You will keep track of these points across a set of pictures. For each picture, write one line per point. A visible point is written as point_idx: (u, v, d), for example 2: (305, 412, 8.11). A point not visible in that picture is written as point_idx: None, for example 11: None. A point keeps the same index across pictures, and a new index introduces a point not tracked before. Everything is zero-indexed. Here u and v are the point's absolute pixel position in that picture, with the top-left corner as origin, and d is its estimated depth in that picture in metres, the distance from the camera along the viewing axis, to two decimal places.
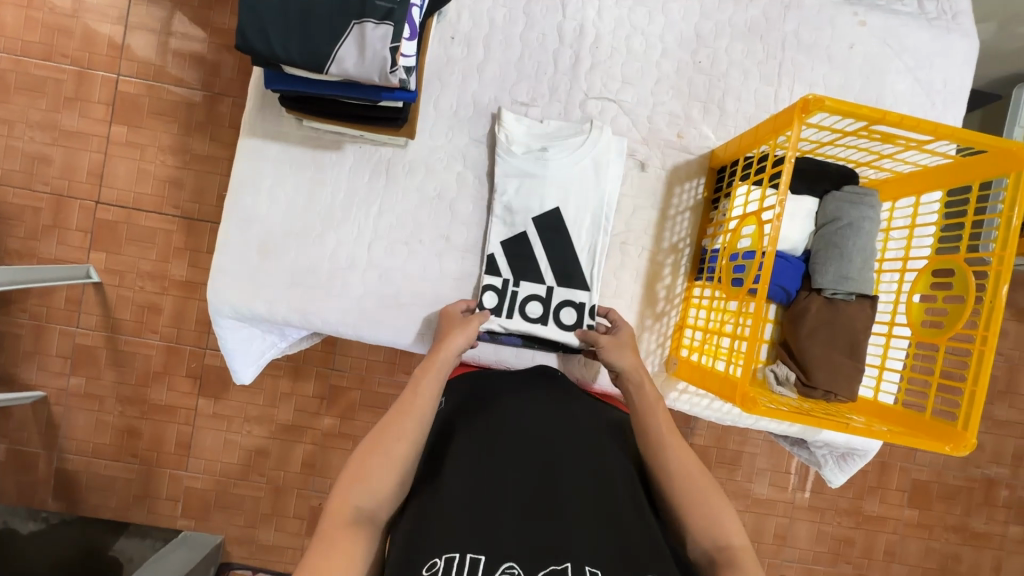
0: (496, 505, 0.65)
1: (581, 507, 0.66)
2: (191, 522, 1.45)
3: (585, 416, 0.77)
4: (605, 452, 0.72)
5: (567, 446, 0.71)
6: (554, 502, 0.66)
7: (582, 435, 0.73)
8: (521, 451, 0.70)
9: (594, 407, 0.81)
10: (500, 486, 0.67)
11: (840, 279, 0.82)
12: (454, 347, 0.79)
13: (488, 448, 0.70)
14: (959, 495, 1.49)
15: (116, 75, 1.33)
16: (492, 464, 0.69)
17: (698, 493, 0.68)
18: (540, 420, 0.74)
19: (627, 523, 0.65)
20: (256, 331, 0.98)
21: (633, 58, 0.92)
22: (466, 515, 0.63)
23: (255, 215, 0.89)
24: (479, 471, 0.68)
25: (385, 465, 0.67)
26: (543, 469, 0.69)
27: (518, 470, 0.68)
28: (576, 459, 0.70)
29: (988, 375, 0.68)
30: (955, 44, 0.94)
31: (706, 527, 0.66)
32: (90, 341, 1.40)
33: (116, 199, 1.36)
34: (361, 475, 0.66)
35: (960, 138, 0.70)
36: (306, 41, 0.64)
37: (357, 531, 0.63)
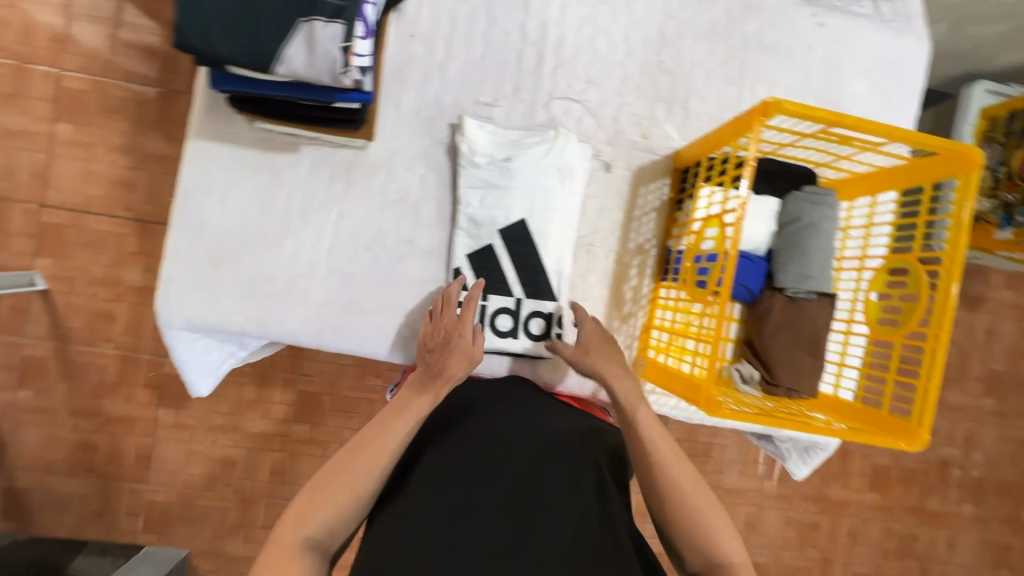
0: (464, 522, 0.64)
1: (551, 522, 0.66)
2: (154, 536, 1.40)
3: (561, 426, 0.76)
4: (581, 461, 0.71)
5: (542, 458, 0.70)
6: (522, 522, 0.65)
7: (557, 445, 0.72)
8: (491, 465, 0.69)
9: (571, 416, 0.80)
10: (470, 501, 0.66)
11: (802, 279, 0.84)
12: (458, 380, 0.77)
13: (460, 461, 0.70)
14: (915, 478, 1.55)
15: (58, 69, 1.25)
16: (463, 479, 0.68)
17: (697, 514, 0.66)
18: (514, 432, 0.73)
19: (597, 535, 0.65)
20: (212, 341, 0.94)
21: (597, 58, 0.91)
22: (432, 533, 0.63)
23: (207, 222, 0.85)
24: (450, 486, 0.67)
25: (350, 494, 0.64)
26: (516, 483, 0.68)
27: (490, 484, 0.68)
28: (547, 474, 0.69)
29: (940, 370, 0.70)
30: (908, 46, 0.96)
31: (699, 545, 0.65)
32: (37, 352, 1.32)
33: (63, 201, 1.28)
34: (322, 499, 0.63)
35: (912, 140, 0.72)
36: (251, 41, 0.61)
37: (304, 560, 0.59)
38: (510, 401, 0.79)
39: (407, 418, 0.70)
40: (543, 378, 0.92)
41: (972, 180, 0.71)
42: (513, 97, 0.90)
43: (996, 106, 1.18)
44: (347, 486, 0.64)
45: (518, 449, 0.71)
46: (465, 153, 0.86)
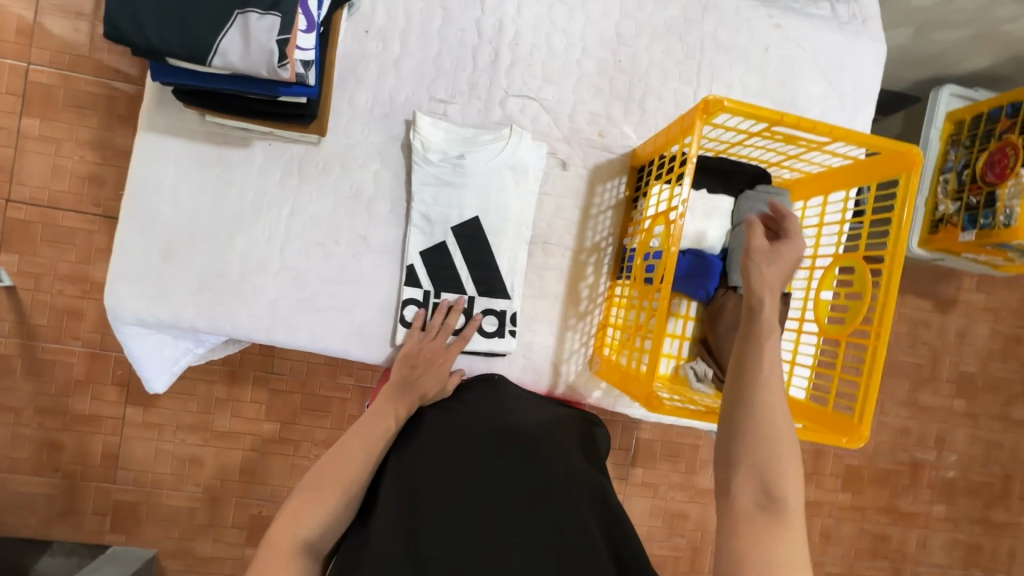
0: (429, 522, 0.66)
1: (511, 510, 0.68)
2: (121, 536, 1.38)
3: (522, 417, 0.79)
4: (542, 448, 0.73)
5: (499, 448, 0.73)
6: (487, 520, 0.67)
7: (518, 435, 0.75)
8: (452, 468, 0.71)
9: (537, 406, 0.82)
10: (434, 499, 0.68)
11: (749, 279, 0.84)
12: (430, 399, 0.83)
13: (424, 460, 0.72)
14: (888, 478, 1.56)
15: (25, 64, 1.24)
16: (426, 477, 0.70)
17: (776, 437, 0.60)
18: (476, 432, 0.75)
19: (563, 519, 0.67)
20: (166, 337, 0.93)
21: (554, 56, 0.91)
22: (398, 535, 0.65)
23: (158, 216, 0.84)
24: (415, 487, 0.70)
25: (341, 496, 0.67)
26: (477, 475, 0.71)
27: (450, 481, 0.70)
28: (508, 472, 0.71)
29: (880, 368, 0.71)
30: (864, 48, 0.97)
31: (767, 469, 0.58)
32: (2, 350, 1.30)
33: (29, 197, 1.27)
34: (312, 497, 0.66)
35: (854, 140, 0.73)
36: (186, 33, 0.61)
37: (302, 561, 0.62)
38: (472, 398, 0.82)
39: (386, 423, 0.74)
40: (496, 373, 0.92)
41: (911, 181, 0.73)
42: (469, 94, 0.90)
43: (962, 109, 1.18)
44: (329, 485, 0.67)
45: (478, 443, 0.74)
46: (418, 149, 0.86)
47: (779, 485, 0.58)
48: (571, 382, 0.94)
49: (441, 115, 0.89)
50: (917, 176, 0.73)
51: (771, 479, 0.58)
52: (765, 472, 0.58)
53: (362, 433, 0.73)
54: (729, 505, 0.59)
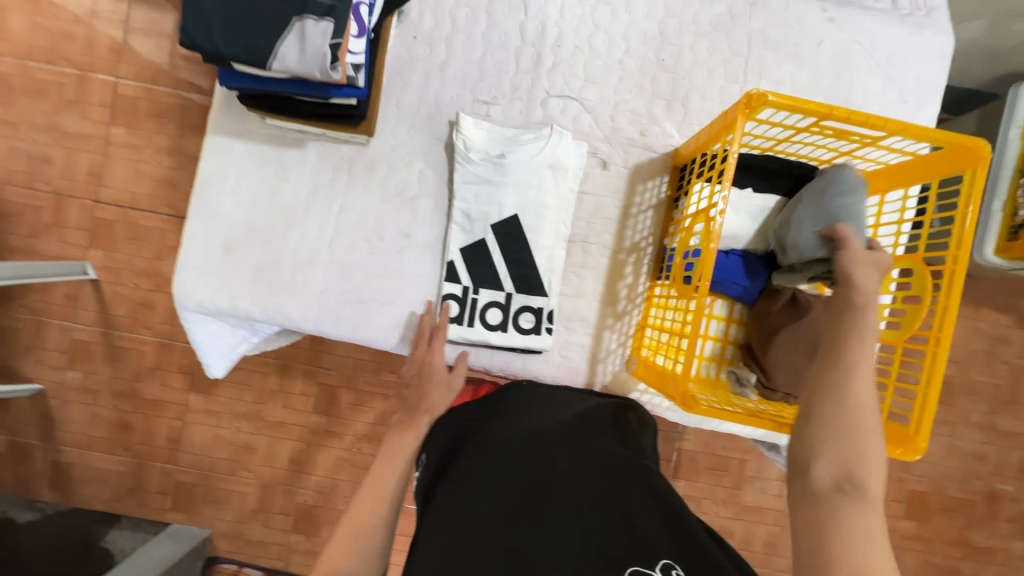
0: (473, 534, 0.65)
1: (556, 507, 0.66)
2: (180, 515, 1.48)
3: (549, 419, 0.78)
4: (572, 445, 0.73)
5: (530, 447, 0.73)
6: (531, 527, 0.65)
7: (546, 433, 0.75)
8: (484, 478, 0.70)
9: (562, 407, 0.82)
10: (478, 509, 0.67)
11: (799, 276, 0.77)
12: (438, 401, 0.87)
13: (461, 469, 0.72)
14: (959, 508, 1.43)
15: (115, 78, 1.37)
16: (465, 486, 0.70)
17: (861, 424, 0.59)
18: (505, 438, 0.75)
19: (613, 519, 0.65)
20: (225, 325, 0.99)
21: (596, 56, 0.92)
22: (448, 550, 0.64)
23: (221, 212, 0.91)
24: (457, 497, 0.69)
25: (368, 537, 0.73)
26: (514, 476, 0.70)
27: (491, 487, 0.69)
28: (541, 471, 0.70)
29: (940, 376, 0.67)
30: (927, 41, 0.91)
31: (849, 456, 0.58)
32: (86, 336, 1.43)
33: (113, 198, 1.40)
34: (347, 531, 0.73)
35: (912, 133, 0.69)
36: (250, 40, 0.67)
37: None
38: (495, 405, 0.84)
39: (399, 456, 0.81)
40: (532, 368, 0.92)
41: (978, 177, 0.68)
42: (511, 95, 0.92)
43: None
44: (357, 520, 0.74)
45: (508, 445, 0.74)
46: (460, 149, 0.88)
47: (862, 469, 0.57)
48: (608, 382, 0.94)
49: (484, 116, 0.92)
50: (984, 171, 0.68)
51: (853, 467, 0.57)
52: (850, 457, 0.58)
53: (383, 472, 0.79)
54: (807, 485, 0.59)
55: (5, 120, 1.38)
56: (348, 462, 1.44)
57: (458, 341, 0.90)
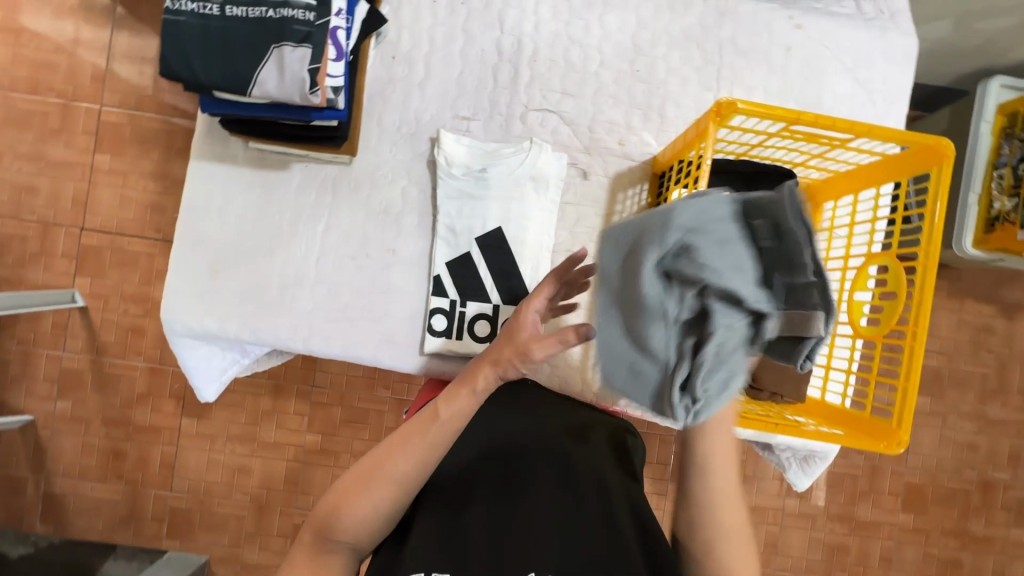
0: (468, 519, 0.70)
1: (545, 538, 0.68)
2: (176, 542, 1.46)
3: (555, 429, 0.77)
4: (574, 468, 0.73)
5: (531, 470, 0.73)
6: (520, 522, 0.69)
7: (548, 453, 0.74)
8: (486, 469, 0.74)
9: (565, 409, 0.81)
10: (469, 528, 0.69)
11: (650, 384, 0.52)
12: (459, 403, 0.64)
13: (458, 483, 0.73)
14: (954, 498, 1.45)
15: (98, 106, 1.38)
16: (458, 507, 0.71)
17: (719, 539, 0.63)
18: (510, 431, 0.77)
19: (595, 551, 0.67)
20: (214, 349, 0.99)
21: (572, 69, 0.94)
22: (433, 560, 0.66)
23: (206, 236, 0.91)
24: (449, 513, 0.70)
25: (382, 493, 0.64)
26: (507, 499, 0.71)
27: (485, 506, 0.71)
28: (537, 471, 0.73)
29: (918, 369, 0.68)
30: (891, 44, 0.94)
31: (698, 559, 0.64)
32: (76, 365, 1.43)
33: (100, 225, 1.40)
34: (362, 476, 0.64)
35: (879, 135, 0.71)
36: (229, 68, 0.68)
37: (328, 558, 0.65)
38: (500, 401, 0.80)
39: (442, 429, 0.64)
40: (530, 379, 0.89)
41: (943, 174, 0.70)
42: (490, 110, 0.93)
43: (1013, 100, 1.11)
44: (377, 474, 0.64)
45: (510, 462, 0.74)
46: (442, 165, 0.90)
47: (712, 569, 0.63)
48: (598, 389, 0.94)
49: (465, 132, 0.93)
50: (949, 168, 0.70)
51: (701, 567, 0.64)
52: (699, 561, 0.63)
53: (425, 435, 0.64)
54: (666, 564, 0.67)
55: None
56: None
57: (448, 355, 0.90)
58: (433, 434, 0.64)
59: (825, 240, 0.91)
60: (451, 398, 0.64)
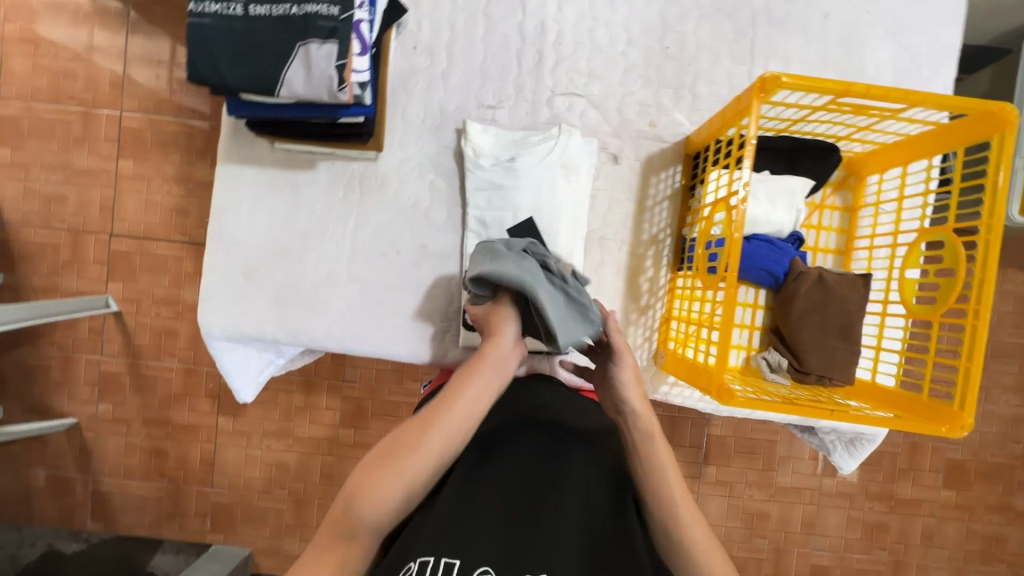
0: (481, 504, 0.62)
1: (567, 524, 0.61)
2: (220, 536, 1.50)
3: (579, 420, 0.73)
4: (598, 458, 0.68)
5: (559, 453, 0.67)
6: (540, 511, 0.62)
7: (575, 439, 0.70)
8: (508, 455, 0.67)
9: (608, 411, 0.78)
10: (487, 506, 0.62)
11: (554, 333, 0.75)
12: (478, 390, 0.65)
13: (479, 458, 0.67)
14: (998, 474, 1.41)
15: (119, 112, 1.39)
16: (475, 482, 0.64)
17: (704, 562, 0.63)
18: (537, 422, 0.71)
19: (612, 547, 0.61)
20: (250, 350, 1.00)
21: (598, 50, 0.90)
22: (446, 532, 0.59)
23: (238, 239, 0.92)
24: (466, 486, 0.64)
25: (400, 481, 0.60)
26: (531, 480, 0.65)
27: (507, 482, 0.64)
28: (565, 463, 0.66)
29: (982, 350, 0.65)
30: (938, 4, 0.89)
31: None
32: (114, 368, 1.46)
33: (128, 230, 1.41)
34: (366, 485, 0.60)
35: (935, 103, 0.67)
36: (256, 69, 0.67)
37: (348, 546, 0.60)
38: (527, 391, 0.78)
39: (467, 409, 0.64)
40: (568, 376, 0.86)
41: (1007, 141, 0.66)
42: (516, 97, 0.91)
43: None
44: (385, 479, 0.60)
45: (536, 440, 0.69)
46: (470, 156, 0.88)
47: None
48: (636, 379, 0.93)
49: (491, 121, 0.91)
50: (1012, 135, 0.66)
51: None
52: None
53: (423, 437, 0.62)
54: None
55: (17, 162, 1.40)
56: None
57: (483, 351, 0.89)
58: (455, 416, 0.63)
59: (871, 216, 0.87)
60: (466, 378, 0.65)
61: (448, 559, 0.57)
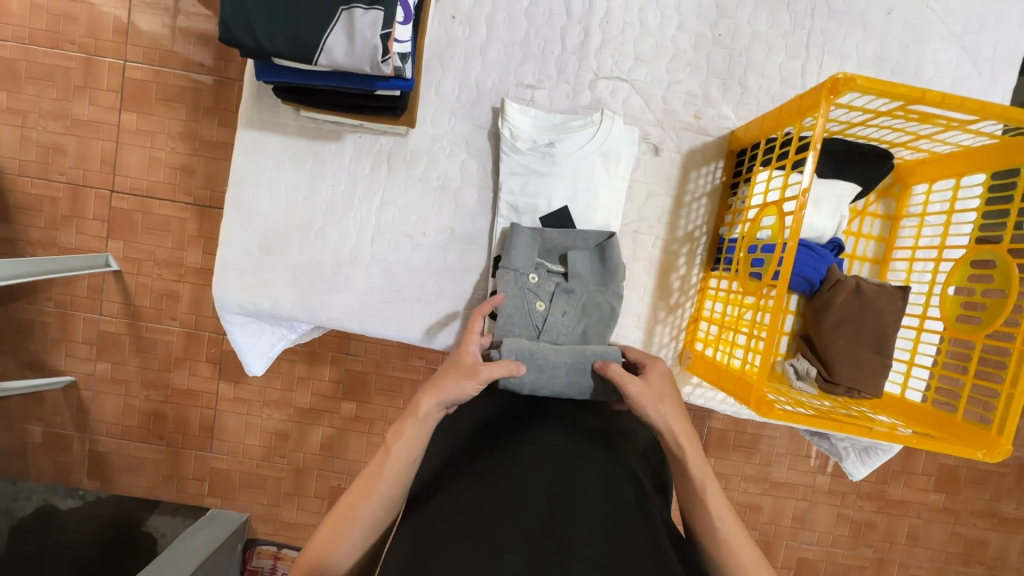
0: (506, 517, 0.62)
1: (585, 537, 0.61)
2: (217, 500, 1.49)
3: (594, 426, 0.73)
4: (618, 465, 0.68)
5: (576, 460, 0.67)
6: (560, 524, 0.62)
7: (591, 443, 0.69)
8: (526, 462, 0.66)
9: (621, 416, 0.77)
10: (510, 523, 0.62)
11: (577, 331, 0.83)
12: (406, 448, 0.67)
13: (497, 467, 0.66)
14: (988, 480, 1.42)
15: (122, 61, 1.31)
16: (500, 492, 0.64)
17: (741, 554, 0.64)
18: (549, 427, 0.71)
19: (636, 551, 0.61)
20: (264, 324, 0.96)
21: (647, 33, 0.85)
22: (467, 550, 0.60)
23: (257, 211, 0.88)
24: (487, 495, 0.64)
25: (352, 535, 0.65)
26: (550, 490, 0.64)
27: (528, 492, 0.64)
28: (581, 469, 0.66)
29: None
30: (1008, 6, 0.84)
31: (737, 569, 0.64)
32: (113, 328, 1.42)
33: (130, 187, 1.36)
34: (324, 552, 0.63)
35: (1007, 118, 0.64)
36: (294, 33, 0.63)
37: None
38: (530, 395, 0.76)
39: (399, 457, 0.67)
40: None
41: None
42: (557, 78, 0.86)
43: None
44: (337, 554, 0.64)
45: (554, 443, 0.68)
46: (506, 138, 0.84)
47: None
48: None
49: (529, 101, 0.87)
50: None
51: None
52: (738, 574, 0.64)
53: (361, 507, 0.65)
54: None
55: (13, 108, 1.33)
56: (380, 446, 1.44)
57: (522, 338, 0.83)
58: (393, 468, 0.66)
59: (914, 227, 0.85)
60: (399, 433, 0.68)
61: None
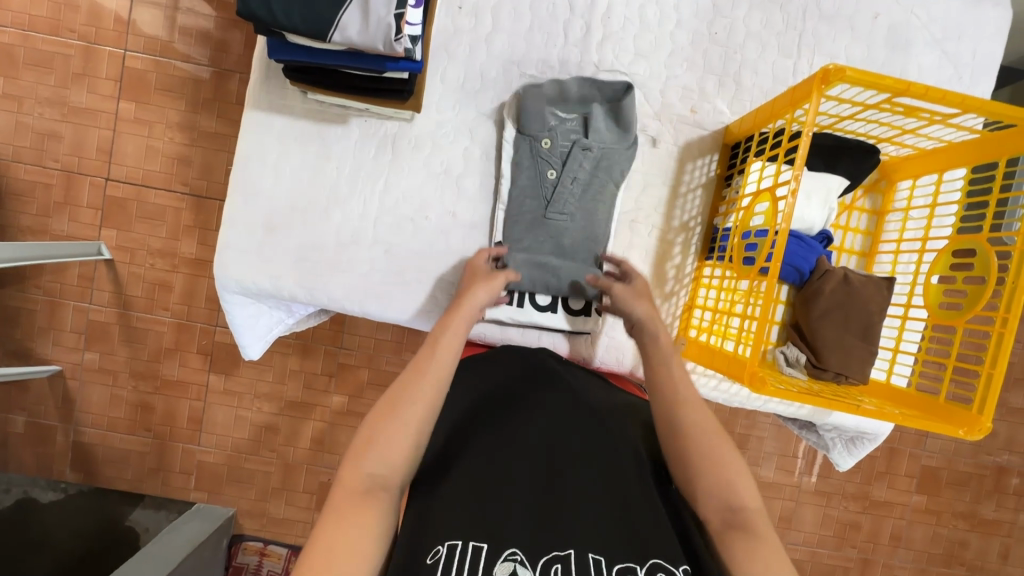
0: (507, 489, 0.64)
1: (585, 506, 0.64)
2: (204, 495, 1.47)
3: (594, 402, 0.75)
4: (615, 438, 0.71)
5: (573, 438, 0.70)
6: (559, 496, 0.64)
7: (593, 419, 0.72)
8: (524, 439, 0.69)
9: (604, 391, 0.79)
10: (510, 493, 0.64)
11: (579, 220, 0.87)
12: (451, 336, 0.73)
13: (499, 442, 0.69)
14: (968, 482, 1.45)
15: (122, 50, 1.32)
16: (500, 466, 0.66)
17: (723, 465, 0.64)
18: (546, 403, 0.73)
19: (638, 517, 0.63)
20: (263, 306, 0.97)
21: (646, 29, 0.89)
22: (472, 519, 0.61)
23: (261, 190, 0.89)
24: (490, 470, 0.66)
25: (404, 422, 0.64)
26: (548, 466, 0.67)
27: (530, 470, 0.66)
28: (578, 443, 0.69)
29: (1007, 356, 0.67)
30: (985, 15, 0.89)
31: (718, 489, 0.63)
32: (103, 317, 1.41)
33: (126, 175, 1.35)
34: (376, 440, 0.63)
35: (988, 112, 0.68)
36: (310, 9, 0.65)
37: (372, 497, 0.60)
38: (527, 369, 0.79)
39: (446, 346, 0.72)
40: (602, 359, 0.93)
41: None
42: (587, 82, 0.88)
43: None
44: (387, 435, 0.63)
45: (552, 421, 0.71)
46: (532, 140, 0.86)
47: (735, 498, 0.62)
48: None
49: (560, 97, 0.88)
50: None
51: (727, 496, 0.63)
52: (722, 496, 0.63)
53: (412, 389, 0.66)
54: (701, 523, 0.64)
55: (9, 94, 1.32)
56: None
57: (506, 322, 0.90)
58: (444, 355, 0.71)
59: (899, 221, 0.88)
60: (446, 325, 0.74)
61: (474, 543, 0.59)
